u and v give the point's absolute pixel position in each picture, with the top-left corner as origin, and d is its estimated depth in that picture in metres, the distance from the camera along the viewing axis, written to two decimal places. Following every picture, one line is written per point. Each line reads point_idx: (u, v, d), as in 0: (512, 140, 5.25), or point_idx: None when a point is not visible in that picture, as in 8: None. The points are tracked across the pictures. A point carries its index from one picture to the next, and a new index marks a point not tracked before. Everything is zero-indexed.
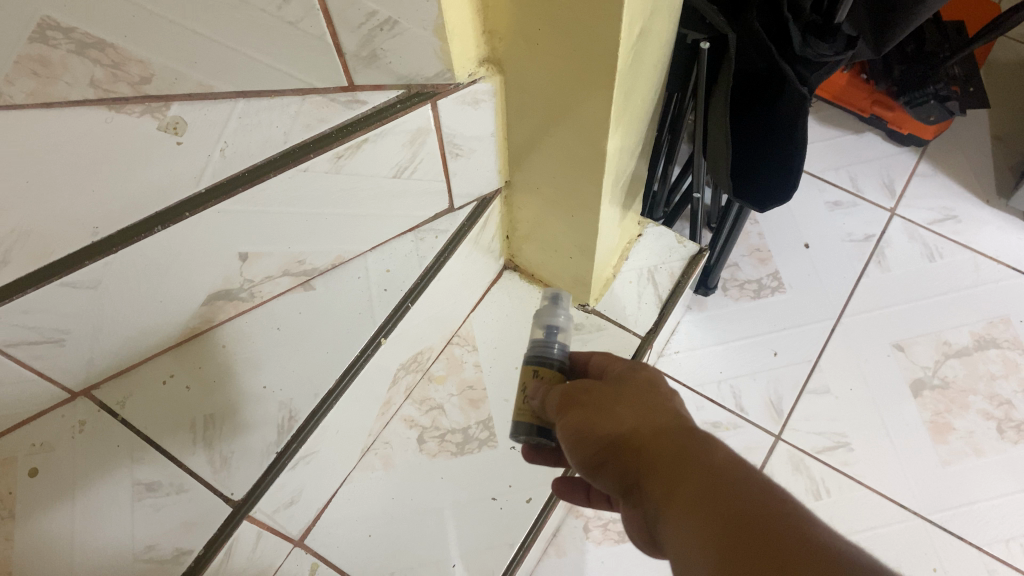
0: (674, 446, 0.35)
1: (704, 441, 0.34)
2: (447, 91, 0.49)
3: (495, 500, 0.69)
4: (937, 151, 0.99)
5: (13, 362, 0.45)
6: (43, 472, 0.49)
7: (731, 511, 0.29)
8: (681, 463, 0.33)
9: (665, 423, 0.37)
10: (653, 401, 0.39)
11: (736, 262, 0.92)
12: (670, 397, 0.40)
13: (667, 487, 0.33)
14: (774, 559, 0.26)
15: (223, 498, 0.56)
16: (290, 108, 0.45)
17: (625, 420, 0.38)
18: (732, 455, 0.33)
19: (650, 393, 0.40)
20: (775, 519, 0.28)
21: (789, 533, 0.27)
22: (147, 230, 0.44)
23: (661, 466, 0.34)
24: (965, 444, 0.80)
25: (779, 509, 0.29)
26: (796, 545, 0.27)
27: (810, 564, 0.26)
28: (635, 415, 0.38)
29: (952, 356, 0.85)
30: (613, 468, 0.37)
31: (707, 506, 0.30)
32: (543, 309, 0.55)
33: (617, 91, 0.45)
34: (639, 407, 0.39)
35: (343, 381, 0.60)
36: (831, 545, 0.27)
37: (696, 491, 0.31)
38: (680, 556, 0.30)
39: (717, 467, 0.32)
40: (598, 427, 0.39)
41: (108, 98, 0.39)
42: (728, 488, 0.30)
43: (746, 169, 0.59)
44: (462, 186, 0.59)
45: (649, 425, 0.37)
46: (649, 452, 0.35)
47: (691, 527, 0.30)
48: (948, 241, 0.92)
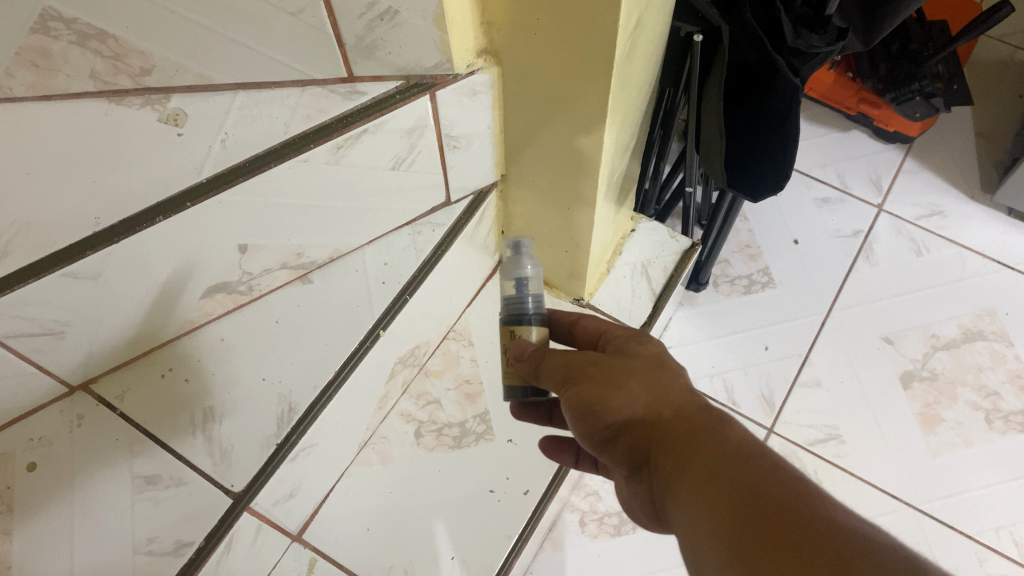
0: (689, 424, 0.35)
1: (719, 421, 0.35)
2: (445, 82, 0.49)
3: (493, 492, 0.70)
4: (922, 148, 1.00)
5: (12, 354, 0.45)
6: (41, 467, 0.49)
7: (747, 490, 0.29)
8: (696, 439, 0.34)
9: (677, 401, 0.37)
10: (664, 377, 0.40)
11: (726, 259, 0.92)
12: (680, 373, 0.41)
13: (679, 462, 0.33)
14: (791, 537, 0.27)
15: (222, 490, 0.56)
16: (289, 99, 0.45)
17: (637, 394, 0.38)
18: (746, 433, 0.34)
19: (659, 367, 0.41)
20: (788, 496, 0.29)
21: (805, 511, 0.28)
22: (149, 220, 0.44)
23: (675, 442, 0.34)
24: (954, 434, 0.81)
25: (793, 486, 0.29)
26: (812, 523, 0.27)
27: (822, 539, 0.27)
28: (648, 391, 0.38)
29: (940, 348, 0.86)
30: (624, 443, 0.38)
31: (719, 482, 0.30)
32: (509, 263, 0.51)
33: (615, 81, 0.46)
34: (651, 383, 0.39)
35: (343, 372, 0.61)
36: (843, 522, 0.27)
37: (709, 468, 0.31)
38: (692, 533, 0.30)
39: (732, 445, 0.32)
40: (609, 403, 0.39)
41: (108, 91, 0.39)
42: (743, 466, 0.31)
43: (740, 161, 0.60)
44: (459, 180, 0.60)
45: (663, 404, 0.37)
46: (665, 430, 0.36)
47: (705, 503, 0.30)
48: (934, 235, 0.93)
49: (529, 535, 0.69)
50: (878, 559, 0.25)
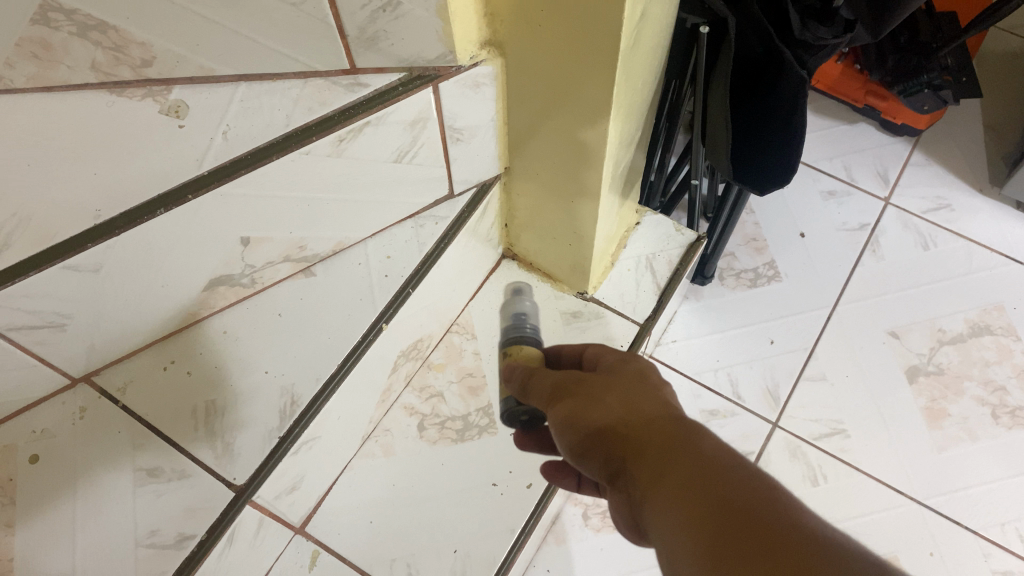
0: (663, 434, 0.35)
1: (693, 431, 0.35)
2: (448, 74, 0.49)
3: (495, 485, 0.69)
4: (930, 141, 0.99)
5: (15, 347, 0.45)
6: (44, 458, 0.50)
7: (718, 499, 0.29)
8: (671, 450, 0.33)
9: (655, 412, 0.37)
10: (642, 393, 0.39)
11: (731, 252, 0.92)
12: (661, 388, 0.40)
13: (653, 472, 0.33)
14: (764, 545, 0.27)
15: (226, 484, 0.55)
16: (291, 91, 0.45)
17: (613, 407, 0.38)
18: (720, 443, 0.33)
19: (641, 383, 0.40)
20: (763, 506, 0.28)
21: (777, 520, 0.28)
22: (150, 213, 0.44)
23: (650, 453, 0.34)
24: (960, 429, 0.80)
25: (767, 496, 0.29)
26: (783, 531, 0.27)
27: (797, 547, 0.26)
28: (625, 404, 0.38)
29: (946, 343, 0.85)
30: (599, 453, 0.37)
31: (694, 492, 0.30)
32: (508, 301, 0.60)
33: (617, 75, 0.45)
34: (629, 397, 0.39)
35: (345, 367, 0.59)
36: (815, 529, 0.27)
37: (683, 479, 0.31)
38: (666, 544, 0.30)
39: (705, 455, 0.32)
40: (589, 417, 0.38)
41: (109, 82, 0.39)
42: (717, 476, 0.30)
43: (745, 154, 0.59)
44: (462, 173, 0.60)
45: (639, 415, 0.37)
46: (640, 440, 0.35)
47: (678, 513, 0.30)
48: (941, 229, 0.93)
49: (532, 528, 0.68)
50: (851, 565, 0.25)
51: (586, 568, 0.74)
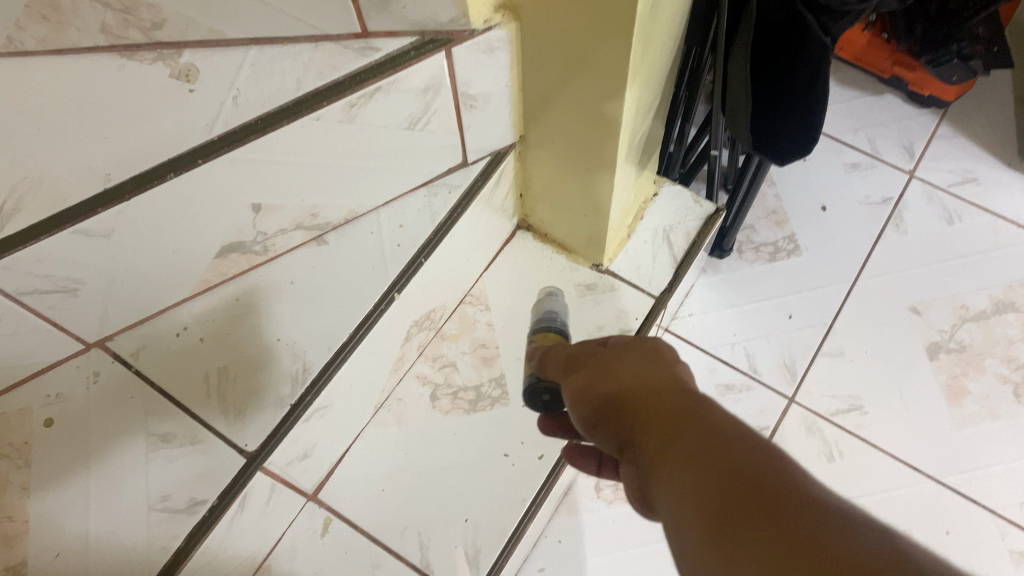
0: (671, 404, 0.34)
1: (703, 403, 0.34)
2: (461, 38, 0.47)
3: (507, 456, 0.69)
4: (958, 113, 0.97)
5: (29, 310, 0.45)
6: (58, 423, 0.50)
7: (725, 469, 0.28)
8: (678, 419, 0.33)
9: (666, 384, 0.36)
10: (655, 365, 0.39)
11: (751, 225, 0.90)
12: (675, 363, 0.40)
13: (659, 441, 0.32)
14: (766, 512, 0.26)
15: (236, 450, 0.56)
16: (303, 55, 0.44)
17: (622, 379, 0.38)
18: (729, 416, 0.32)
19: (656, 357, 0.40)
20: (769, 472, 0.27)
21: (783, 487, 0.27)
22: (160, 177, 0.43)
23: (657, 421, 0.33)
24: (980, 407, 0.79)
25: (774, 463, 0.28)
26: (787, 497, 0.26)
27: (802, 512, 0.25)
28: (636, 377, 0.38)
29: (968, 320, 0.84)
30: (606, 423, 0.37)
31: (698, 459, 0.29)
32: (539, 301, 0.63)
33: (636, 38, 0.44)
34: (641, 371, 0.38)
35: (357, 335, 0.59)
36: (825, 501, 0.26)
37: (690, 448, 0.30)
38: (670, 514, 0.29)
39: (714, 427, 0.31)
40: (600, 387, 0.38)
41: (119, 45, 0.39)
42: (723, 444, 0.30)
43: (766, 125, 0.58)
44: (476, 141, 0.59)
45: (648, 386, 0.37)
46: (647, 410, 0.35)
47: (683, 481, 0.29)
48: (967, 203, 0.91)
49: (544, 499, 0.68)
50: (860, 538, 0.24)
51: (598, 539, 0.74)
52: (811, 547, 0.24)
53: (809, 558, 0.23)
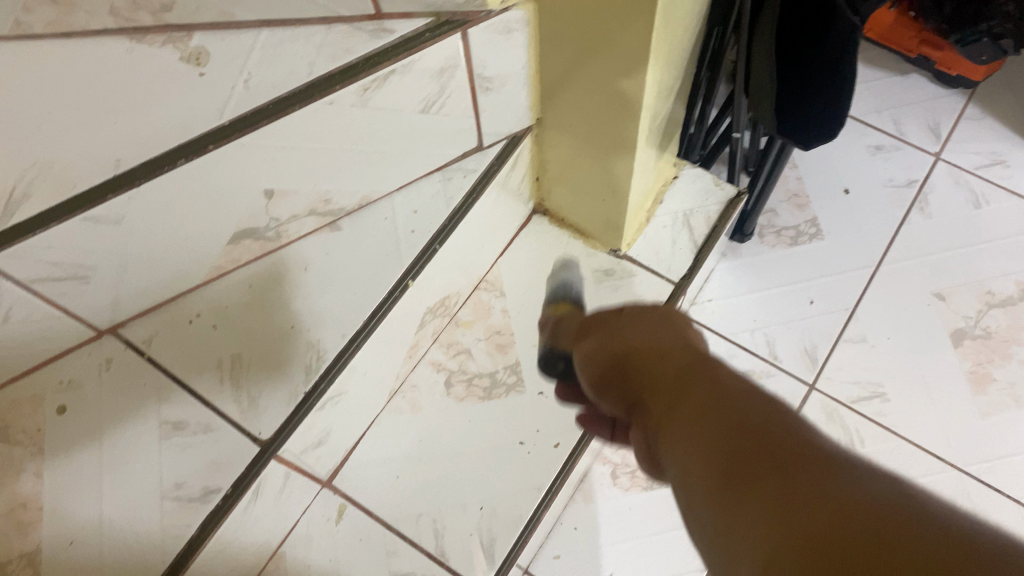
0: (679, 363, 0.35)
1: (707, 362, 0.35)
2: (477, 20, 0.46)
3: (523, 444, 0.68)
4: (986, 93, 0.95)
5: (40, 297, 0.45)
6: (71, 410, 0.49)
7: (730, 416, 0.29)
8: (686, 375, 0.34)
9: (673, 344, 0.38)
10: (665, 326, 0.40)
11: (773, 208, 0.89)
12: (685, 326, 0.41)
13: (667, 399, 0.33)
14: (768, 455, 0.26)
15: (251, 438, 0.55)
16: (315, 38, 0.42)
17: (629, 340, 0.40)
18: (734, 372, 0.33)
19: (667, 319, 0.41)
20: (772, 419, 0.28)
21: (786, 433, 0.27)
22: (171, 163, 0.42)
23: (665, 378, 0.34)
24: (1006, 395, 0.78)
25: (777, 412, 0.29)
26: (790, 440, 0.27)
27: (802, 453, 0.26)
28: (646, 338, 0.39)
29: (995, 306, 0.82)
30: (618, 387, 0.38)
31: (703, 412, 0.30)
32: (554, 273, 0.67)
33: (658, 18, 0.43)
34: (650, 332, 0.40)
35: (371, 322, 0.58)
36: (827, 444, 0.27)
37: (697, 400, 0.31)
38: (677, 464, 0.30)
39: (718, 382, 0.32)
40: (611, 349, 0.40)
41: (129, 28, 0.38)
42: (728, 396, 0.30)
43: (792, 107, 0.56)
44: (491, 124, 0.57)
45: (657, 345, 0.38)
46: (656, 368, 0.36)
47: (688, 430, 0.30)
48: (994, 186, 0.89)
49: (560, 488, 0.67)
50: (859, 473, 0.24)
51: (613, 527, 0.73)
52: (810, 481, 0.24)
53: (808, 491, 0.24)
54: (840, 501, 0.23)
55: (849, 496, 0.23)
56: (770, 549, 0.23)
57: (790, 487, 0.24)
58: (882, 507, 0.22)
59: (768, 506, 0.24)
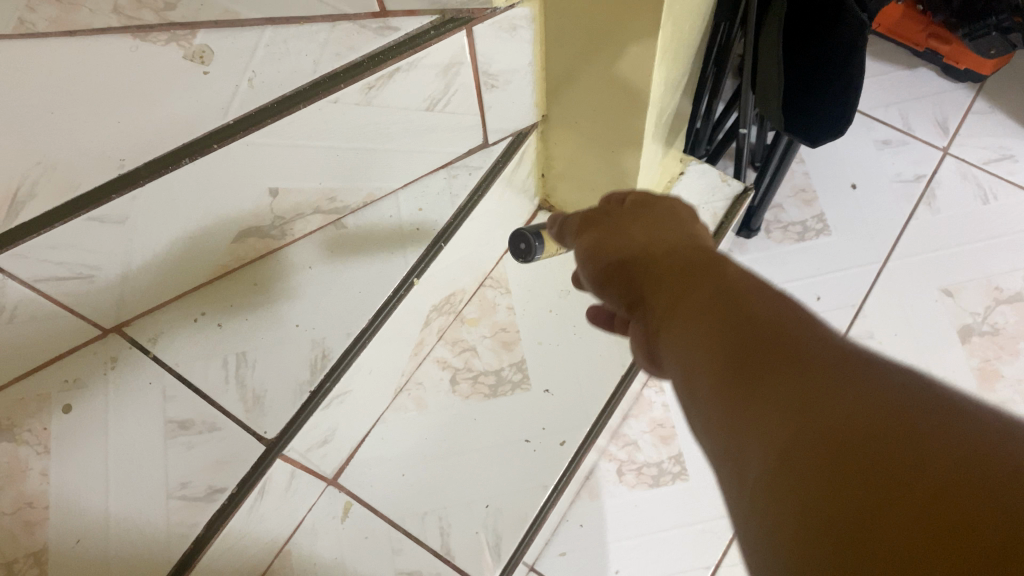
0: (685, 260, 0.32)
1: (717, 259, 0.31)
2: (482, 17, 0.46)
3: (528, 442, 0.68)
4: (995, 87, 0.94)
5: (44, 297, 0.44)
6: (76, 408, 0.49)
7: (743, 306, 0.26)
8: (690, 271, 0.30)
9: (680, 242, 0.35)
10: (670, 226, 0.37)
11: (779, 203, 0.88)
12: (692, 226, 0.38)
13: (670, 291, 0.30)
14: (782, 353, 0.23)
15: (256, 437, 0.55)
16: (320, 35, 0.42)
17: (636, 239, 0.37)
18: (744, 268, 0.30)
19: (672, 217, 0.38)
20: (786, 317, 0.25)
21: (803, 331, 0.24)
22: (175, 163, 0.42)
23: (669, 273, 0.31)
24: (1013, 392, 0.77)
25: (794, 311, 0.25)
26: (806, 338, 0.23)
27: (820, 352, 0.22)
28: (650, 236, 0.36)
29: (1003, 302, 0.81)
30: (621, 279, 0.35)
31: (708, 305, 0.27)
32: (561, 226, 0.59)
33: (665, 13, 0.43)
34: (654, 230, 0.37)
35: (378, 319, 0.58)
36: (851, 343, 0.23)
37: (706, 293, 0.28)
38: (677, 361, 0.27)
39: (727, 277, 0.28)
40: (614, 246, 0.37)
41: (133, 26, 0.37)
42: (739, 291, 0.27)
43: (801, 103, 0.56)
44: (497, 121, 0.57)
45: (661, 245, 0.35)
46: (659, 265, 0.33)
47: (691, 326, 0.27)
48: (1003, 181, 0.88)
49: (565, 487, 0.67)
50: (890, 372, 0.21)
51: (620, 524, 0.73)
52: (838, 378, 0.21)
53: (820, 380, 0.21)
54: (872, 404, 0.20)
55: (881, 398, 0.20)
56: (789, 457, 0.20)
57: (816, 383, 0.21)
58: (900, 406, 0.20)
59: (772, 394, 0.21)
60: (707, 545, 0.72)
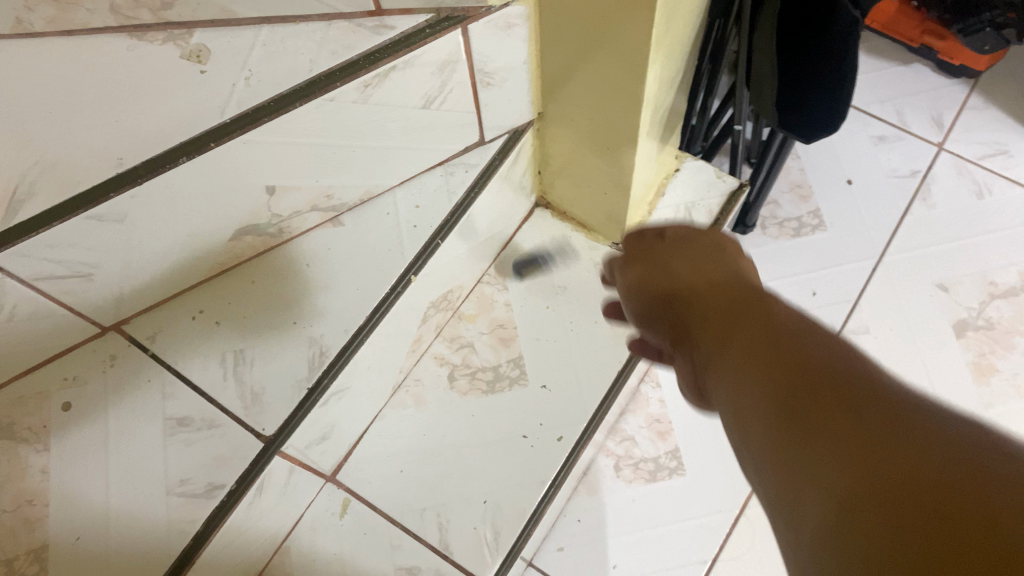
0: (731, 299, 0.36)
1: (763, 298, 0.35)
2: (477, 15, 0.46)
3: (526, 437, 0.68)
4: (990, 83, 0.94)
5: (44, 295, 0.45)
6: (75, 405, 0.50)
7: (793, 353, 0.29)
8: (737, 312, 0.34)
9: (724, 279, 0.38)
10: (715, 260, 0.41)
11: (775, 200, 0.89)
12: (736, 258, 0.42)
13: (719, 330, 0.34)
14: (828, 393, 0.26)
15: (256, 434, 0.55)
16: (316, 34, 0.42)
17: (684, 275, 0.40)
18: (792, 309, 0.33)
19: (716, 250, 0.42)
20: (832, 358, 0.28)
21: (848, 370, 0.27)
22: (172, 161, 0.42)
23: (716, 313, 0.35)
24: (1008, 386, 0.78)
25: (839, 351, 0.28)
26: (851, 378, 0.26)
27: (864, 392, 0.25)
28: (694, 270, 0.40)
29: (998, 297, 0.82)
30: (670, 315, 0.39)
31: (761, 347, 0.30)
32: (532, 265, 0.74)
33: (660, 9, 0.43)
34: (697, 263, 0.41)
35: (375, 317, 0.58)
36: (898, 387, 0.26)
37: (756, 335, 0.31)
38: (729, 397, 0.30)
39: (776, 319, 0.32)
40: (661, 281, 0.41)
41: (129, 25, 0.36)
42: (788, 333, 0.30)
43: (793, 95, 0.56)
44: (493, 118, 0.57)
45: (707, 280, 0.39)
46: (706, 304, 0.36)
47: (741, 367, 0.30)
48: (998, 176, 0.88)
49: (563, 480, 0.68)
50: (933, 410, 0.24)
51: (617, 519, 0.74)
52: (881, 413, 0.24)
53: (864, 415, 0.24)
54: (913, 434, 0.23)
55: (931, 440, 0.23)
56: (854, 499, 0.22)
57: (861, 423, 0.24)
58: (937, 433, 0.23)
59: (822, 432, 0.25)
60: (705, 540, 0.73)
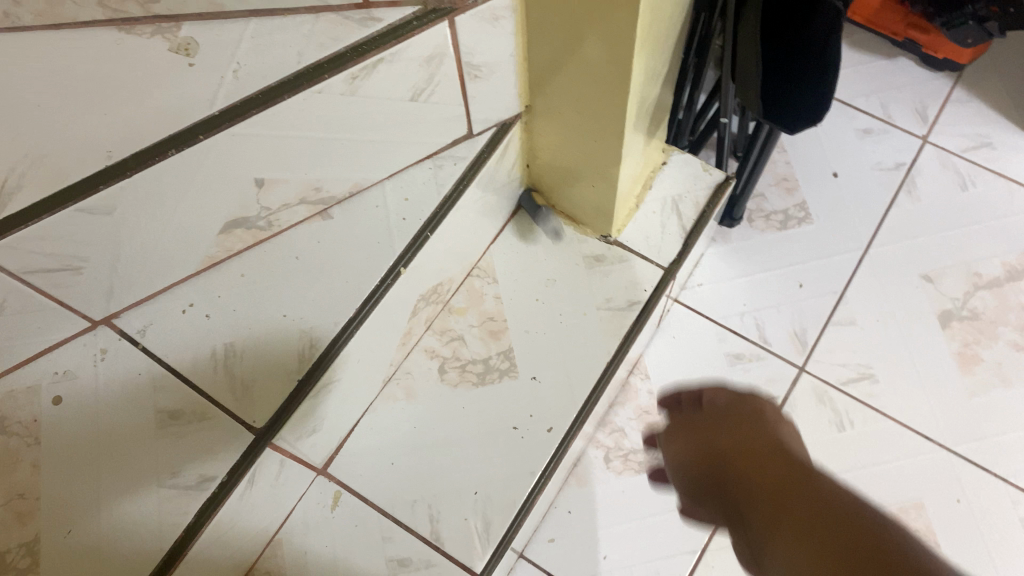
0: (783, 474, 0.35)
1: (818, 474, 0.34)
2: (464, 8, 0.47)
3: (516, 429, 0.68)
4: (973, 76, 0.95)
5: (32, 290, 0.44)
6: (67, 400, 0.48)
7: (865, 544, 0.28)
8: (789, 488, 0.33)
9: (768, 446, 0.38)
10: (757, 428, 0.41)
11: (762, 193, 0.89)
12: (779, 424, 0.41)
13: (772, 517, 0.33)
14: None
15: (246, 426, 0.57)
16: (304, 27, 0.42)
17: (724, 440, 0.40)
18: (851, 489, 0.32)
19: (757, 415, 0.42)
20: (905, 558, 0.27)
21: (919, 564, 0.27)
22: (161, 154, 0.42)
23: (767, 496, 0.34)
24: (992, 375, 0.79)
25: (907, 549, 0.28)
26: None
27: None
28: (739, 439, 0.40)
29: (982, 287, 0.83)
30: (714, 491, 0.39)
31: (822, 544, 0.29)
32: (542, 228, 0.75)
33: (643, 6, 0.44)
34: (740, 431, 0.41)
35: (364, 309, 0.60)
36: None
37: (812, 522, 0.31)
38: None
39: (832, 503, 0.31)
40: (700, 445, 0.42)
41: (117, 19, 0.37)
42: (848, 523, 0.30)
43: (775, 91, 0.57)
44: (481, 111, 0.58)
45: (749, 449, 0.38)
46: (753, 479, 0.36)
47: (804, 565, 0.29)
48: (981, 169, 0.89)
49: (554, 469, 0.67)
50: None
51: (608, 509, 0.74)
52: None
53: None
54: None
55: None
56: None
57: None
58: None
59: None
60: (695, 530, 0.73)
